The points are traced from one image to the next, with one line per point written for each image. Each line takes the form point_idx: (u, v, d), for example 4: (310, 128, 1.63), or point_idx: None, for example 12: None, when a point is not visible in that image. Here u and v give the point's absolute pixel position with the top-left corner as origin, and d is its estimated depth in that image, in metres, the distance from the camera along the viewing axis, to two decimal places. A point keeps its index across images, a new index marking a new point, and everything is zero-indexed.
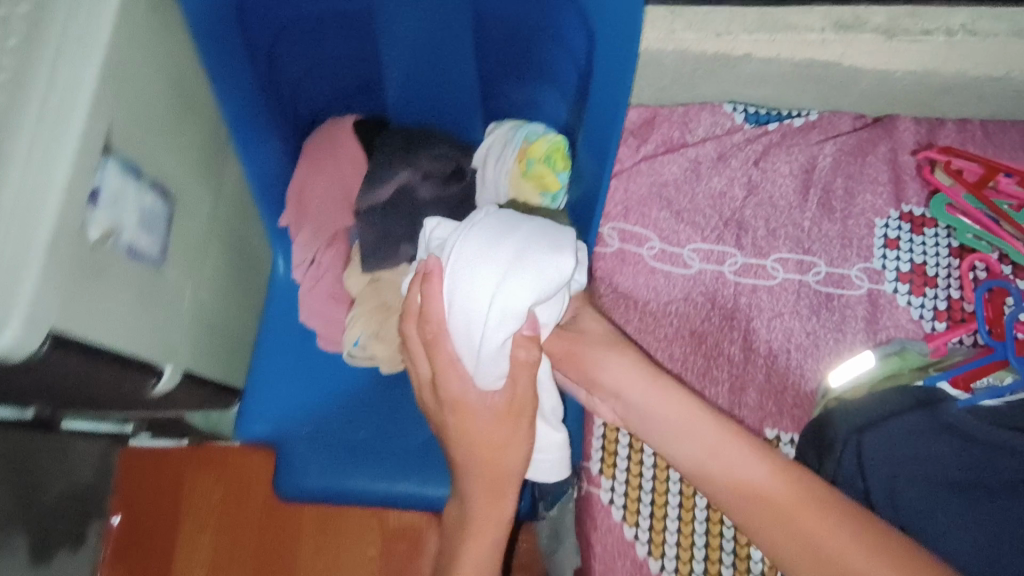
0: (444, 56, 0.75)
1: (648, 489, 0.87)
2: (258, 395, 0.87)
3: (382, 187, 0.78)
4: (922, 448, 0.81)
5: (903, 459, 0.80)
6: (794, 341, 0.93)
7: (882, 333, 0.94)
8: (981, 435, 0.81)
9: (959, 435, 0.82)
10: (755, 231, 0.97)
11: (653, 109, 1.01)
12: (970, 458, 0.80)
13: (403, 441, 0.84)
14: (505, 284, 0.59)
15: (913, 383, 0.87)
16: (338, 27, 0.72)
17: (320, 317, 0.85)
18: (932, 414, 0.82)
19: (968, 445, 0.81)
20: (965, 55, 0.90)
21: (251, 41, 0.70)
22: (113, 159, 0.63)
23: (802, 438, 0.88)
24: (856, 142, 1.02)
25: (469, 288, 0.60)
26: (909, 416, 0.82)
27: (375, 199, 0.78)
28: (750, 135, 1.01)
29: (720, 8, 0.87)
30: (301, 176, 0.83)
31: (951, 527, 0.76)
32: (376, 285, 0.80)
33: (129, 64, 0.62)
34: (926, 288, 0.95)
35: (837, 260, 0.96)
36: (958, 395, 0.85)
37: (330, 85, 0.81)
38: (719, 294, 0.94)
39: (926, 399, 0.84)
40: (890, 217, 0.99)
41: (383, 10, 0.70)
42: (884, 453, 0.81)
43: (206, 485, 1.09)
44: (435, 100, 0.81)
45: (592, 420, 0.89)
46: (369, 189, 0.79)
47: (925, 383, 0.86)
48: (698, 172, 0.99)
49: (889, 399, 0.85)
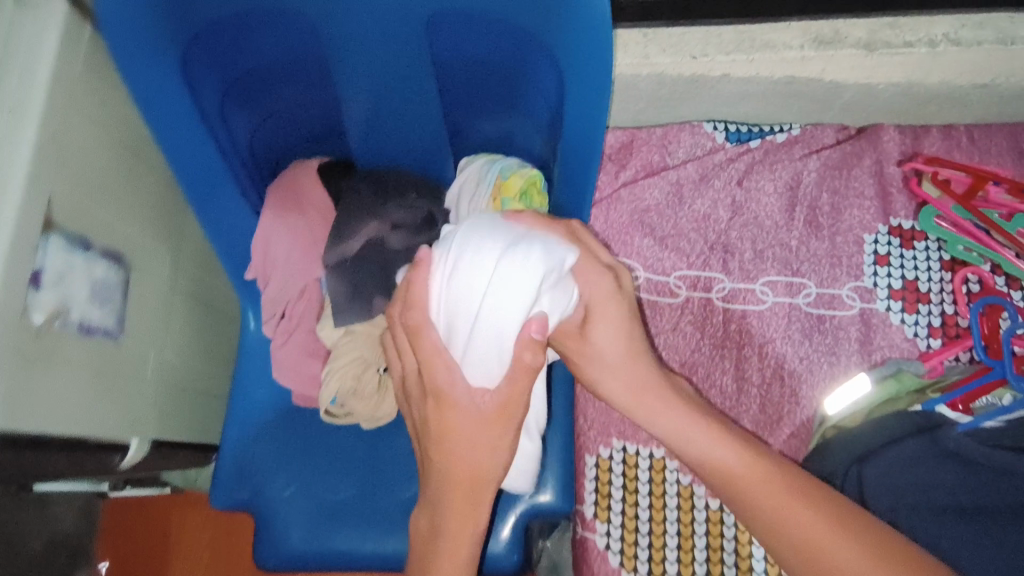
0: (407, 106, 0.70)
1: (645, 531, 0.84)
2: (231, 457, 0.82)
3: (353, 239, 0.76)
4: (925, 475, 0.78)
5: (906, 488, 0.78)
6: (787, 368, 0.90)
7: (876, 354, 0.91)
8: (986, 460, 0.78)
9: (962, 460, 0.79)
10: (742, 254, 0.95)
11: (631, 132, 0.99)
12: (976, 485, 0.77)
13: (387, 499, 0.80)
14: (519, 241, 0.54)
15: (911, 407, 0.84)
16: (290, 77, 0.68)
17: (293, 374, 0.81)
18: (932, 440, 0.80)
19: (973, 470, 0.78)
20: (948, 65, 0.87)
21: (200, 105, 0.65)
22: (56, 237, 0.58)
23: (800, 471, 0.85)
24: (841, 155, 0.99)
25: (481, 240, 0.55)
26: (909, 443, 0.80)
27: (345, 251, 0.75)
28: (732, 154, 0.98)
29: (694, 29, 0.84)
30: (266, 229, 0.78)
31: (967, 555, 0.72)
32: (351, 339, 0.76)
33: (63, 134, 0.58)
34: (919, 305, 0.92)
35: (826, 281, 0.94)
36: (959, 418, 0.83)
37: (289, 130, 0.76)
38: (708, 321, 0.92)
39: (927, 425, 0.82)
40: (879, 232, 0.96)
41: (339, 66, 0.65)
42: (886, 483, 0.78)
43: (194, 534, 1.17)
44: (401, 148, 0.76)
45: (583, 462, 0.86)
46: (339, 241, 0.76)
47: (924, 407, 0.84)
48: (680, 196, 0.97)
49: (889, 425, 0.83)
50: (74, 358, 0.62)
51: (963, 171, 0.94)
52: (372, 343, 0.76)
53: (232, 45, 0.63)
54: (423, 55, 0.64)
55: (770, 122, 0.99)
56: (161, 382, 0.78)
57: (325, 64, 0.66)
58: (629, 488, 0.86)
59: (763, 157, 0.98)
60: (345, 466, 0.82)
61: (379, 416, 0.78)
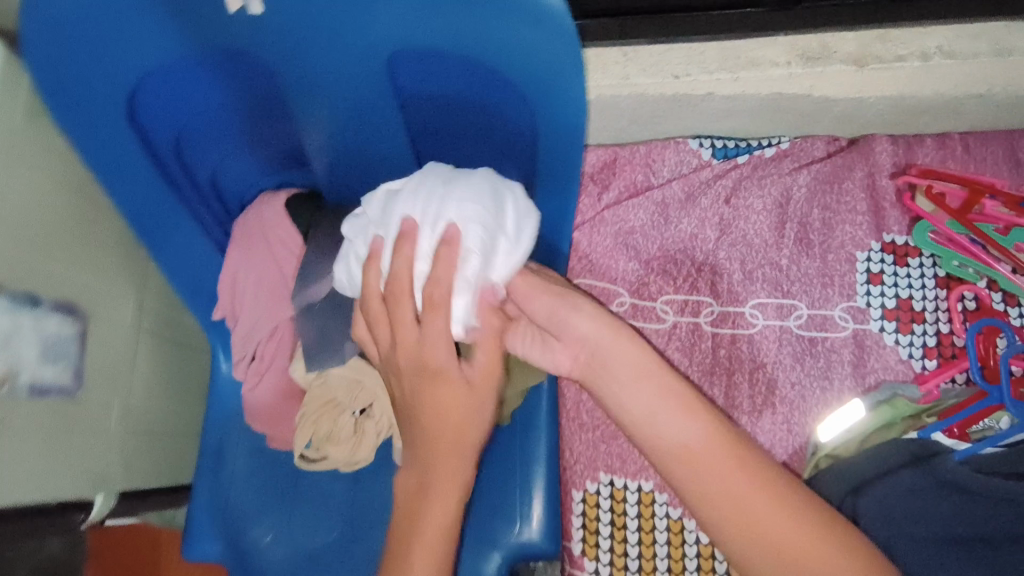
0: (373, 140, 0.66)
1: (634, 568, 0.82)
2: (206, 506, 0.80)
3: (319, 283, 0.72)
4: (924, 505, 0.73)
5: (906, 518, 0.72)
6: (778, 395, 0.88)
7: (870, 377, 0.89)
8: (990, 489, 0.73)
9: (964, 490, 0.74)
10: (730, 275, 0.92)
11: (613, 150, 0.97)
12: (982, 515, 0.71)
13: (365, 548, 0.77)
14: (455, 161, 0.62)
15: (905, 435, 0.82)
16: (247, 114, 0.64)
17: (267, 418, 0.78)
18: (930, 469, 0.76)
19: (978, 501, 0.73)
20: (940, 77, 0.84)
21: (151, 147, 0.62)
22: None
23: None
24: (831, 169, 0.95)
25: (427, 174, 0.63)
26: (906, 472, 0.76)
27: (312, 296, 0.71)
28: (719, 171, 0.95)
29: (676, 47, 0.84)
30: (233, 266, 0.74)
31: None
32: (324, 383, 0.73)
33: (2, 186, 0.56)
34: (914, 325, 0.90)
35: (818, 301, 0.91)
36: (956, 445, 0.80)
37: (252, 164, 0.72)
38: (696, 347, 0.91)
39: (921, 453, 0.79)
40: (872, 249, 0.93)
41: (296, 102, 0.62)
42: (885, 511, 0.72)
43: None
44: (372, 179, 0.73)
45: (570, 497, 0.84)
46: (305, 284, 0.72)
47: (919, 434, 0.81)
48: (665, 215, 0.94)
49: (883, 454, 0.79)
50: (25, 421, 0.59)
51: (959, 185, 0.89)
52: (346, 387, 0.73)
53: (180, 87, 0.60)
54: (385, 90, 0.60)
55: (758, 135, 0.96)
56: (131, 430, 0.75)
57: (282, 99, 0.62)
58: (617, 522, 0.84)
59: (752, 173, 0.95)
60: (324, 511, 0.79)
61: (355, 460, 0.74)
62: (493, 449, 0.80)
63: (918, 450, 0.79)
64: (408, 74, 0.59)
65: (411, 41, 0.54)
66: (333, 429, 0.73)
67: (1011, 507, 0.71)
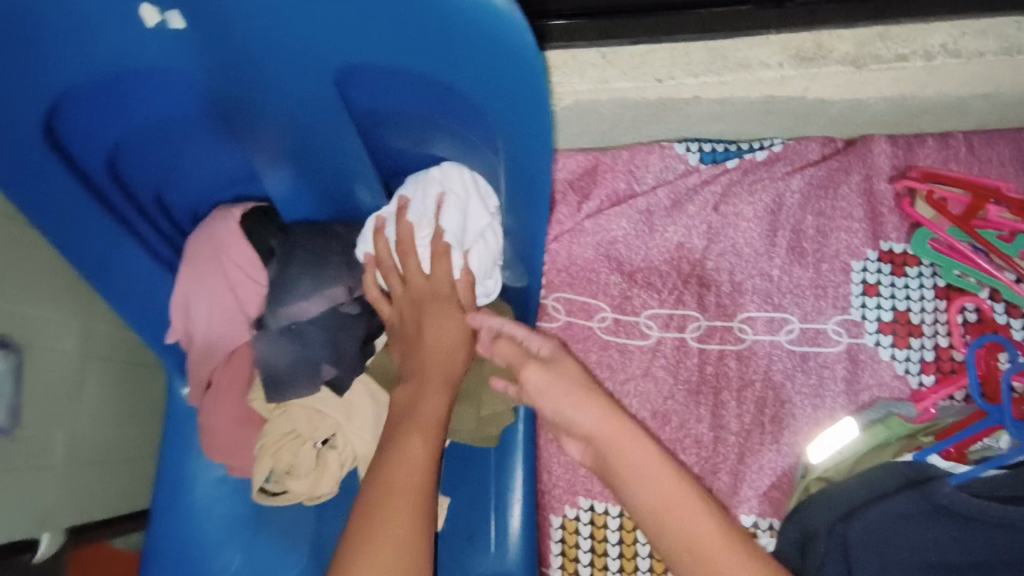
0: (327, 159, 0.63)
1: None
2: (165, 534, 0.76)
3: (307, 301, 0.67)
4: (915, 533, 0.71)
5: (893, 548, 0.70)
6: (766, 414, 0.85)
7: (864, 394, 0.85)
8: (984, 513, 0.69)
9: (955, 514, 0.70)
10: (719, 287, 0.88)
11: (595, 156, 0.90)
12: (970, 540, 0.70)
13: None
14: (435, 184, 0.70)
15: (898, 459, 0.77)
16: (187, 127, 0.62)
17: (226, 448, 0.75)
18: (923, 494, 0.71)
19: (968, 523, 0.70)
20: (941, 78, 0.79)
21: (78, 165, 0.60)
22: None
23: (783, 533, 0.78)
24: (826, 173, 0.90)
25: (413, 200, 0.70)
26: (899, 497, 0.72)
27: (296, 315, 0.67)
28: (707, 176, 0.89)
29: (660, 47, 0.78)
30: (184, 287, 0.71)
31: None
32: (286, 413, 0.70)
33: None
34: (911, 339, 0.86)
35: (811, 314, 0.87)
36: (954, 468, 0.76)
37: (206, 176, 0.69)
38: (682, 365, 0.87)
39: (916, 477, 0.74)
40: (868, 259, 0.88)
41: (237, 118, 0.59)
42: (872, 542, 0.70)
43: None
44: (335, 195, 0.69)
45: (548, 521, 0.81)
46: (284, 303, 0.67)
47: (914, 458, 0.76)
48: (649, 224, 0.89)
49: (875, 480, 0.75)
50: None
51: (964, 192, 0.85)
52: (308, 418, 0.69)
53: (109, 105, 0.57)
54: (335, 108, 0.56)
55: (749, 137, 0.91)
56: (80, 460, 0.73)
57: (229, 111, 0.58)
58: (598, 550, 0.80)
59: (743, 178, 0.90)
60: (290, 545, 0.76)
61: (317, 494, 0.71)
62: (467, 476, 0.77)
63: (913, 474, 0.74)
64: (358, 86, 0.55)
65: (355, 59, 0.50)
66: (293, 463, 0.69)
67: (1007, 531, 0.69)
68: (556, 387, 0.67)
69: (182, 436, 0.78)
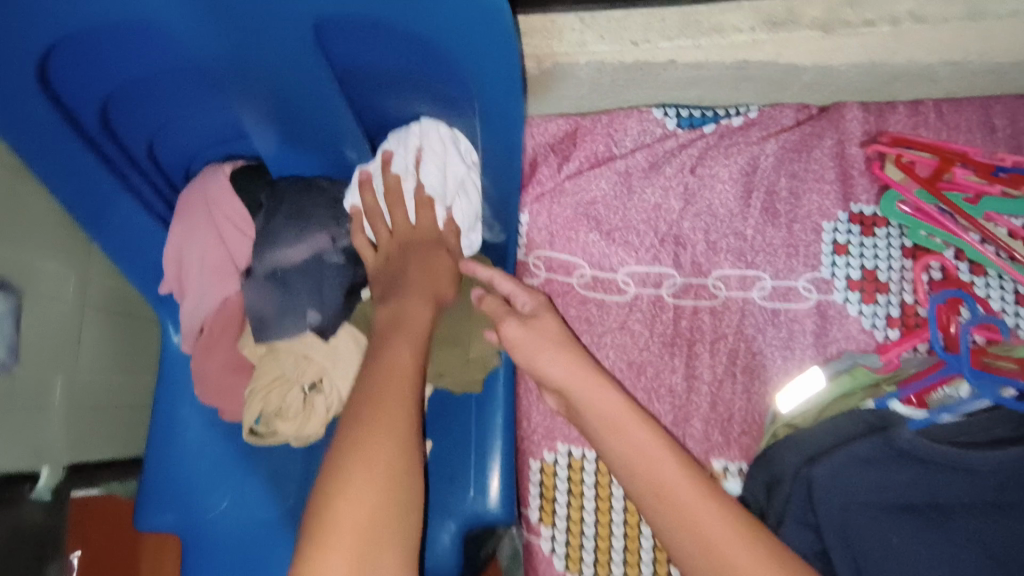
0: (307, 111, 0.67)
1: (591, 534, 0.84)
2: (159, 476, 0.79)
3: (290, 248, 0.72)
4: (878, 476, 0.74)
5: (855, 489, 0.73)
6: (739, 364, 0.89)
7: (832, 346, 0.89)
8: (941, 458, 0.73)
9: (916, 459, 0.74)
10: (694, 247, 0.92)
11: (575, 121, 0.93)
12: (928, 483, 0.73)
13: None
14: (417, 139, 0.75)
15: (863, 406, 0.81)
16: (175, 84, 0.66)
17: (218, 392, 0.78)
18: (886, 440, 0.75)
19: (926, 468, 0.74)
20: (907, 44, 0.84)
21: (71, 114, 0.63)
22: None
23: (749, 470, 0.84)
24: (800, 137, 0.92)
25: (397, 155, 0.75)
26: (863, 443, 0.75)
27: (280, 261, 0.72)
28: (684, 140, 0.92)
29: (636, 13, 0.83)
30: (177, 242, 0.75)
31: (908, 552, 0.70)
32: (274, 356, 0.73)
33: None
34: (878, 296, 0.89)
35: (783, 272, 0.90)
36: (912, 413, 0.80)
37: (192, 133, 0.73)
38: (658, 319, 0.91)
39: (879, 425, 0.78)
40: (839, 220, 0.91)
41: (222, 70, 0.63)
42: (836, 484, 0.74)
43: None
44: (315, 151, 0.74)
45: (526, 466, 0.85)
46: (271, 250, 0.72)
47: (875, 406, 0.80)
48: (628, 185, 0.92)
49: (842, 426, 0.79)
50: None
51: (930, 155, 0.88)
52: (295, 361, 0.73)
53: (100, 56, 0.60)
54: (314, 55, 0.61)
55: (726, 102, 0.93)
56: (78, 403, 0.76)
57: (218, 65, 0.62)
58: (574, 492, 0.85)
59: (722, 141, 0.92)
60: (283, 483, 0.79)
61: (304, 435, 0.73)
62: (450, 419, 0.82)
63: (880, 420, 0.78)
64: (337, 36, 0.61)
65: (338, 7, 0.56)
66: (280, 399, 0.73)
67: (961, 475, 0.73)
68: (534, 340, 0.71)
69: (176, 383, 0.81)
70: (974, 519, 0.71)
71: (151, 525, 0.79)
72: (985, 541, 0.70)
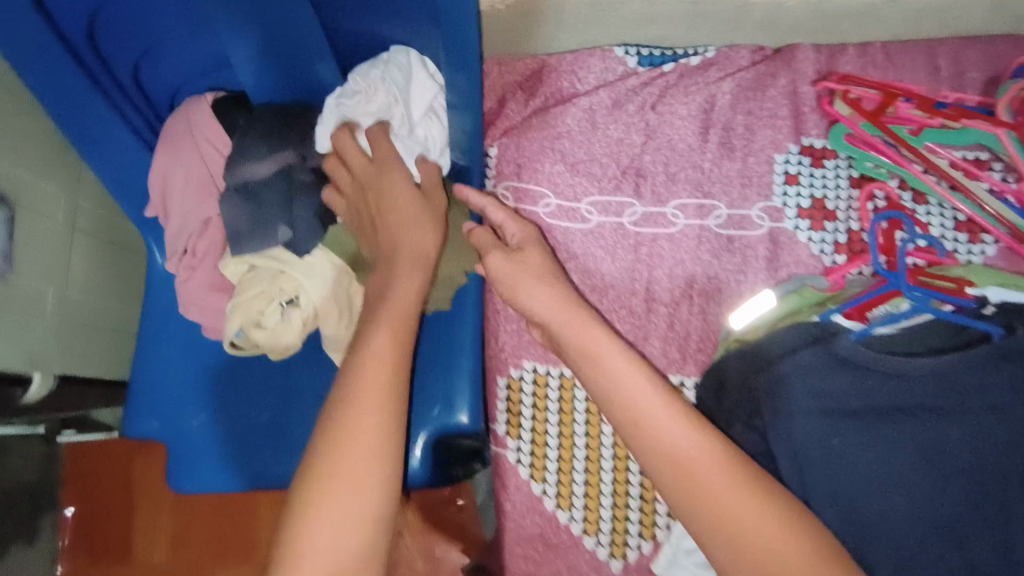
0: (286, 20, 0.74)
1: (553, 444, 0.90)
2: (146, 389, 0.84)
3: (262, 163, 0.76)
4: (819, 383, 0.75)
5: (797, 398, 0.74)
6: (696, 287, 0.94)
7: (783, 270, 0.94)
8: (879, 365, 0.75)
9: (856, 366, 0.75)
10: (654, 177, 0.97)
11: (541, 59, 1.00)
12: (866, 388, 0.74)
13: (301, 425, 0.82)
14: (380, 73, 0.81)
15: (809, 319, 0.82)
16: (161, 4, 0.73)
17: (198, 308, 0.82)
18: (827, 349, 0.76)
19: (866, 375, 0.75)
20: None
21: (63, 31, 0.70)
22: None
23: (700, 383, 0.89)
24: (755, 76, 0.98)
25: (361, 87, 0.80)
26: (804, 353, 0.76)
27: (252, 173, 0.75)
28: (645, 79, 0.98)
29: None
30: (159, 165, 0.79)
31: (846, 452, 0.72)
32: (252, 272, 0.77)
33: None
34: (827, 222, 0.95)
35: (737, 201, 0.96)
36: (854, 326, 0.81)
37: (178, 63, 0.80)
38: (619, 245, 0.96)
39: (821, 335, 0.78)
40: (790, 152, 0.97)
41: None
42: (778, 394, 0.75)
43: (157, 478, 1.23)
44: (297, 71, 0.79)
45: (494, 382, 0.92)
46: (244, 163, 0.76)
47: (821, 319, 0.81)
48: (593, 121, 0.97)
49: (785, 338, 0.79)
50: None
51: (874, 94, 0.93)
52: (271, 276, 0.76)
53: None
54: None
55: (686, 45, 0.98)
56: (67, 318, 0.80)
57: None
58: (539, 405, 0.90)
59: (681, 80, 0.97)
60: (262, 394, 0.83)
61: (281, 345, 0.76)
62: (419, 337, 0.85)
63: (814, 334, 0.78)
64: None
65: None
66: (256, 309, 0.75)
67: (898, 381, 0.74)
68: (517, 276, 0.77)
69: (163, 301, 0.86)
70: (911, 420, 0.73)
71: (140, 434, 0.84)
72: (919, 441, 0.72)
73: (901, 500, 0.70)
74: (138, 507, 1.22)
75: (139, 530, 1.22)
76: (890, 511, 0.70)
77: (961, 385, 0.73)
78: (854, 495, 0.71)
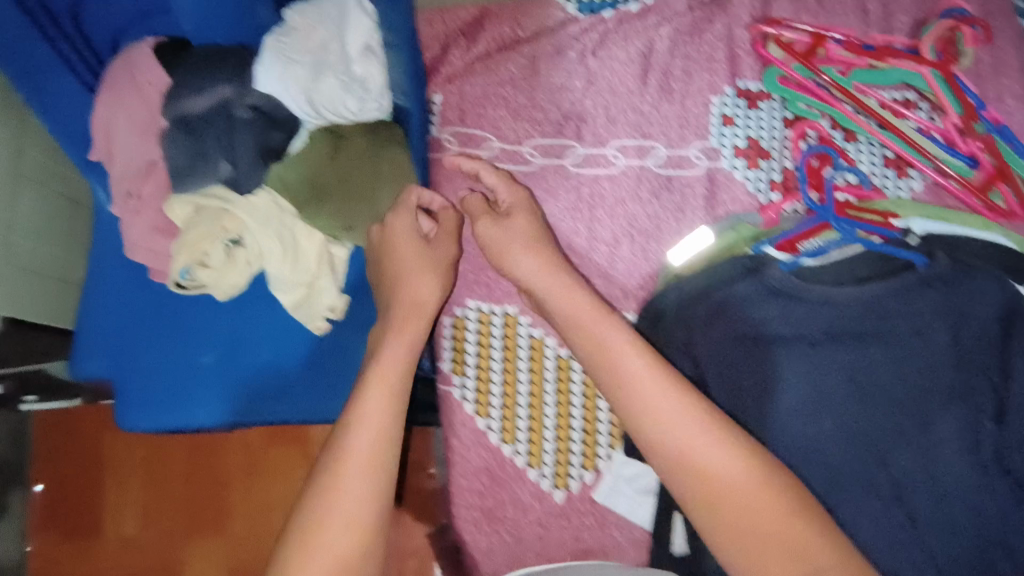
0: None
1: (496, 381, 0.97)
2: (94, 339, 0.97)
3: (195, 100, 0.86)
4: (753, 313, 0.83)
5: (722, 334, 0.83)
6: (636, 227, 0.97)
7: (721, 210, 0.97)
8: (807, 295, 0.82)
9: (786, 296, 0.83)
10: (595, 121, 1.00)
11: (482, 8, 1.06)
12: (796, 318, 0.82)
13: (252, 358, 0.96)
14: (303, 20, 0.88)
15: (741, 253, 0.87)
16: None
17: (146, 249, 0.92)
18: (758, 281, 0.84)
19: (795, 304, 0.83)
20: None
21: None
22: None
23: (639, 312, 0.93)
24: (692, 22, 1.02)
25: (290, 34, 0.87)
26: (738, 287, 0.84)
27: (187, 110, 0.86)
28: (585, 26, 1.03)
29: None
30: (102, 116, 0.88)
31: (789, 375, 0.80)
32: (199, 213, 0.89)
33: None
34: (760, 161, 0.98)
35: (676, 141, 0.99)
36: (785, 259, 0.86)
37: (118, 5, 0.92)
38: (562, 187, 0.98)
39: (752, 267, 0.85)
40: (726, 94, 1.00)
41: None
42: (708, 337, 0.84)
43: (125, 449, 1.32)
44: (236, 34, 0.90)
45: (439, 321, 0.98)
46: (180, 101, 0.86)
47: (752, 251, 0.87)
48: (535, 68, 1.02)
49: (719, 271, 0.86)
50: None
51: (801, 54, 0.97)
52: (215, 216, 0.88)
53: None
54: None
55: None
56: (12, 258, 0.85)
57: None
58: (484, 342, 0.98)
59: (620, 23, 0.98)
60: (207, 336, 0.97)
61: (225, 283, 0.90)
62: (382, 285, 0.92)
63: (750, 263, 0.85)
64: None
65: None
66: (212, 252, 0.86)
67: (828, 308, 0.82)
68: (504, 239, 0.85)
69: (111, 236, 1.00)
70: (846, 346, 0.80)
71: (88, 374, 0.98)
72: (852, 368, 0.79)
73: (822, 417, 0.78)
74: (108, 474, 1.31)
75: (112, 491, 1.32)
76: (816, 433, 0.78)
77: (887, 310, 0.81)
78: (795, 428, 0.78)
